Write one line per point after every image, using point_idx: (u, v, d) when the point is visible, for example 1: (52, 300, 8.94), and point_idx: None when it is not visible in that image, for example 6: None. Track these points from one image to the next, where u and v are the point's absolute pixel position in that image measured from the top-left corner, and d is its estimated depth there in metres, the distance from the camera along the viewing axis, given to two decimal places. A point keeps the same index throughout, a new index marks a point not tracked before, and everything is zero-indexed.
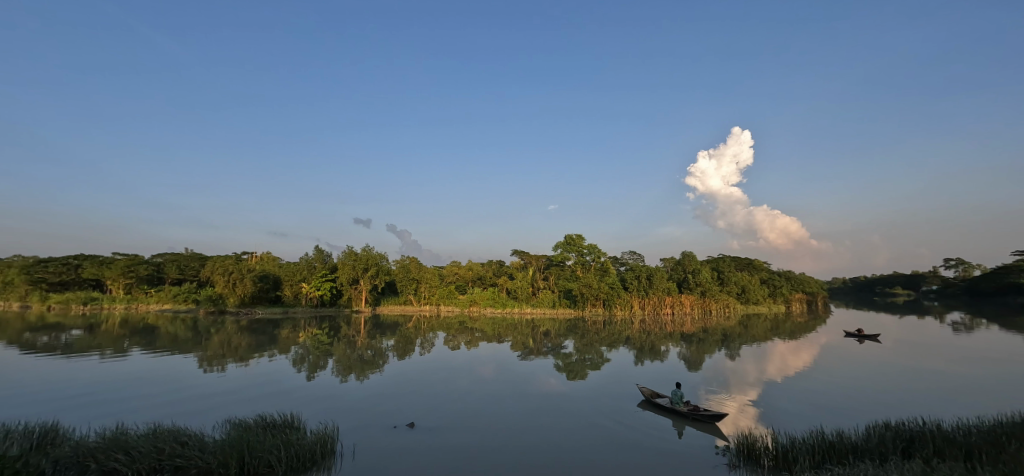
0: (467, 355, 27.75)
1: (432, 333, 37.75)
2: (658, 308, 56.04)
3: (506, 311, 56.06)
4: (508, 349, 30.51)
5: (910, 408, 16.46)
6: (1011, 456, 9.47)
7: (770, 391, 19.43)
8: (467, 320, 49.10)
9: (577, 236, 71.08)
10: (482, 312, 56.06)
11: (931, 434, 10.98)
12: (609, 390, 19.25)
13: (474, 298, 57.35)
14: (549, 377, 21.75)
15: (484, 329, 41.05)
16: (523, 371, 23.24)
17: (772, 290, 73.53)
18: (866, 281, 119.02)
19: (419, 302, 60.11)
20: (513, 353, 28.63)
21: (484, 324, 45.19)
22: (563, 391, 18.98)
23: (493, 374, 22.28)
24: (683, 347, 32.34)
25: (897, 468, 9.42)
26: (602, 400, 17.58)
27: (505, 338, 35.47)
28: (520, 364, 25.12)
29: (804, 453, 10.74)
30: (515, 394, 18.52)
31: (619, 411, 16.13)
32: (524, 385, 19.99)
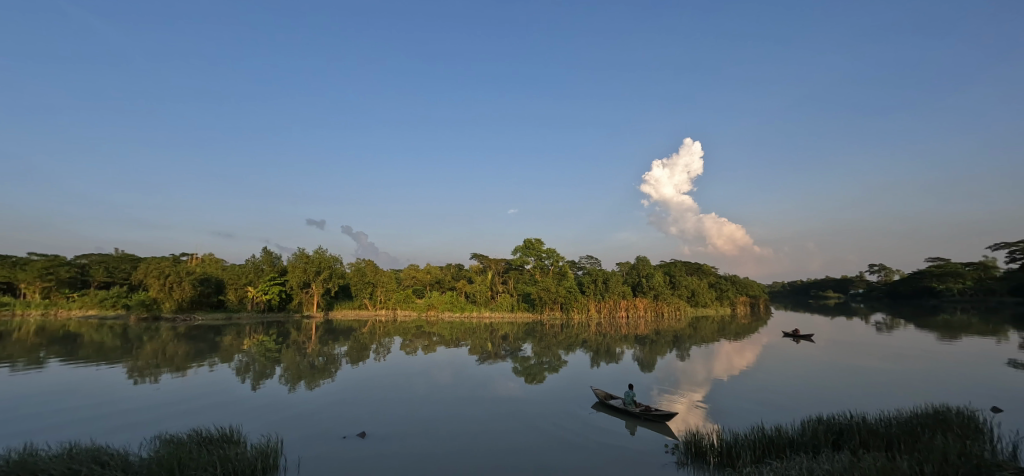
0: (424, 361, 27.45)
1: (388, 338, 37.01)
2: (614, 312, 57.55)
3: (464, 315, 55.89)
4: (466, 353, 30.47)
5: (841, 403, 17.70)
6: (925, 445, 10.37)
7: (717, 390, 20.39)
8: (424, 324, 48.47)
9: (537, 239, 71.66)
10: (440, 316, 55.62)
11: (857, 425, 11.87)
12: (564, 392, 19.61)
13: (432, 301, 56.78)
14: (507, 381, 21.92)
15: (441, 333, 40.77)
16: (480, 375, 23.26)
17: (720, 293, 77.09)
18: (802, 285, 127.40)
19: (375, 306, 59.12)
20: (471, 357, 28.60)
21: (442, 328, 44.84)
22: (520, 395, 19.14)
23: (450, 379, 22.18)
24: (638, 349, 33.34)
25: (827, 460, 10.10)
26: (558, 403, 17.88)
27: (463, 342, 35.38)
28: (478, 368, 25.18)
29: (746, 448, 11.34)
30: (472, 398, 18.54)
31: (575, 414, 16.48)
32: (481, 390, 20.02)
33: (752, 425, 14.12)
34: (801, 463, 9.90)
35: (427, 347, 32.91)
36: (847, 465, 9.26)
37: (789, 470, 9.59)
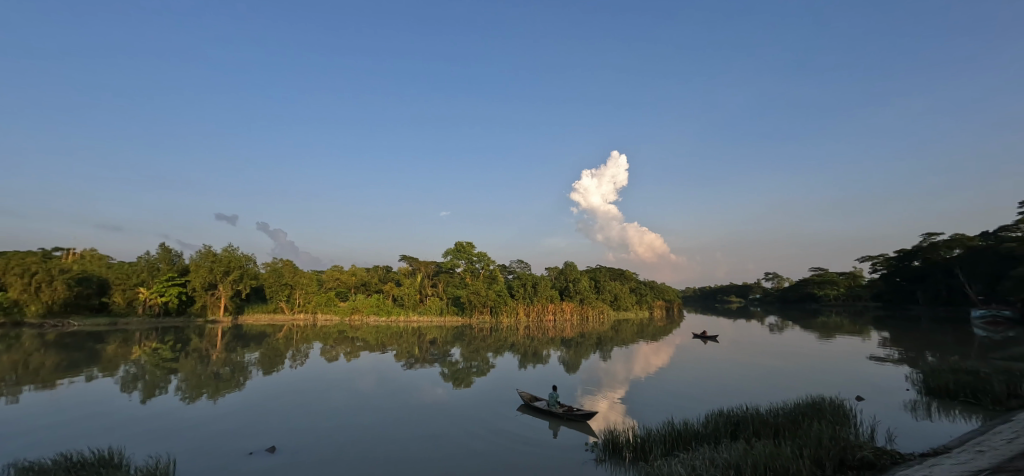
0: (345, 367, 26.50)
1: (306, 344, 35.16)
2: (542, 315, 59.04)
3: (390, 319, 54.47)
4: (391, 358, 29.77)
5: (741, 396, 19.59)
6: (804, 432, 11.82)
7: (634, 388, 21.71)
8: (346, 328, 46.64)
9: (468, 243, 71.58)
10: (364, 320, 53.80)
11: (750, 416, 13.25)
12: (489, 396, 19.87)
13: (356, 305, 54.79)
14: (434, 386, 21.81)
15: (365, 338, 39.49)
16: (404, 381, 22.89)
17: (639, 298, 81.62)
18: (710, 291, 138.79)
19: (292, 310, 55.97)
20: (397, 363, 28.04)
21: (367, 333, 43.43)
22: (444, 400, 19.12)
23: (372, 386, 21.62)
24: (563, 351, 34.52)
25: (724, 449, 11.20)
26: (482, 407, 18.10)
27: (388, 347, 34.55)
28: (403, 374, 24.75)
29: (657, 442, 12.25)
30: (393, 406, 18.20)
31: (499, 417, 16.85)
32: (405, 396, 19.74)
33: (664, 420, 15.23)
34: (703, 453, 10.88)
35: (349, 352, 31.74)
36: (740, 452, 10.33)
37: (693, 459, 10.50)
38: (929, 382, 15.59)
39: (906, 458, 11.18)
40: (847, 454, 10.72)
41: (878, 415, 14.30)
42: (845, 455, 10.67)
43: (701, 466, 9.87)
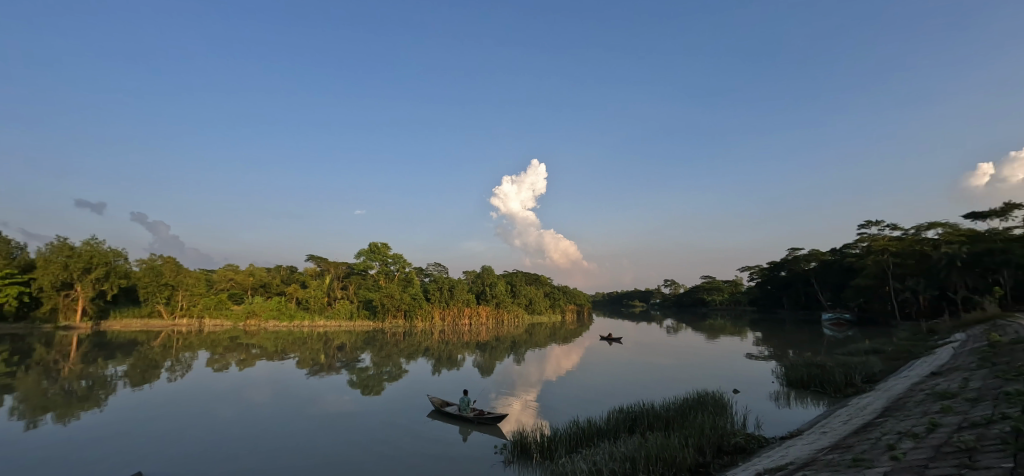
0: (237, 377, 24.52)
1: (187, 353, 31.87)
2: (457, 319, 59.10)
3: (291, 325, 51.26)
4: (292, 366, 28.05)
5: (639, 394, 21.27)
6: (689, 423, 13.19)
7: (545, 390, 22.64)
8: (240, 334, 42.97)
9: (383, 244, 69.48)
10: (262, 326, 50.01)
11: (644, 412, 14.45)
12: (399, 404, 19.59)
13: (252, 309, 50.62)
14: (340, 395, 21.06)
15: (262, 345, 36.74)
16: (306, 391, 21.74)
17: (553, 302, 84.59)
18: (617, 295, 147.78)
19: (172, 316, 50.26)
20: (300, 371, 26.51)
21: (263, 339, 40.33)
22: (351, 410, 18.54)
23: (268, 398, 20.23)
24: (478, 355, 34.87)
25: (621, 442, 12.12)
26: (392, 415, 17.83)
27: (290, 354, 32.52)
28: (305, 383, 23.47)
29: (563, 441, 12.94)
30: (290, 419, 17.20)
31: (408, 423, 16.86)
32: (306, 408, 18.78)
33: (570, 420, 16.10)
34: (603, 448, 11.62)
35: (241, 361, 29.35)
36: (636, 444, 11.20)
37: (594, 455, 11.16)
38: (789, 375, 18.15)
39: (770, 440, 12.97)
40: (723, 440, 12.19)
41: (750, 405, 16.36)
42: (722, 442, 12.10)
43: (601, 460, 10.52)
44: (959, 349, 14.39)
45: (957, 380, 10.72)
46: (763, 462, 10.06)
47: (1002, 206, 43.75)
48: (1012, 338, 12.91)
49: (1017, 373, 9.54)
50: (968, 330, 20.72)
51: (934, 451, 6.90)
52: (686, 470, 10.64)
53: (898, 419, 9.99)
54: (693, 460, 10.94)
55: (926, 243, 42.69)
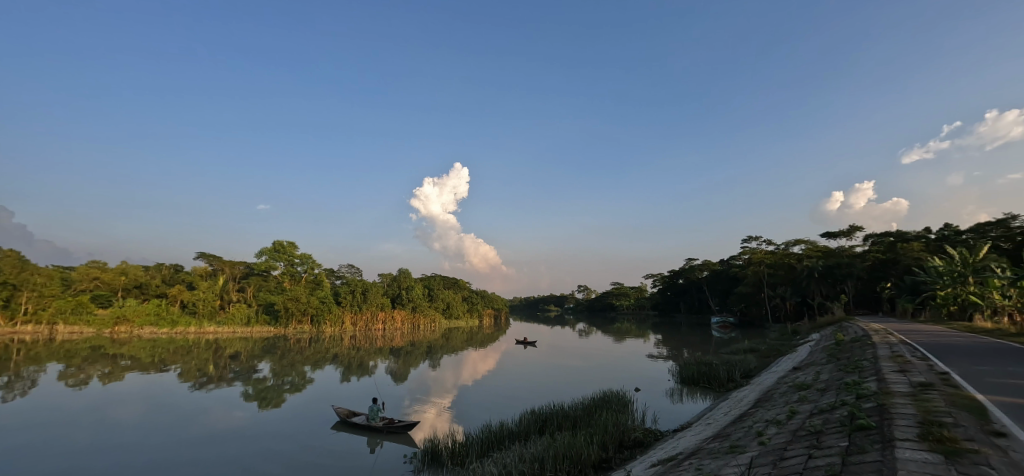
0: (101, 394, 21.67)
1: (35, 367, 27.44)
2: (370, 324, 57.33)
3: (172, 332, 44.94)
4: (173, 379, 25.38)
5: (548, 395, 22.17)
6: (594, 421, 14.10)
7: (457, 394, 22.76)
8: (106, 343, 37.72)
9: (289, 243, 65.37)
10: (135, 333, 43.19)
11: (554, 412, 15.13)
12: (299, 417, 18.44)
13: (122, 313, 43.50)
14: (232, 410, 19.45)
15: (135, 356, 32.66)
16: (188, 407, 19.75)
17: (471, 307, 84.72)
18: (532, 300, 151.94)
19: (10, 322, 41.49)
20: (182, 385, 24.00)
21: (135, 348, 35.77)
22: (244, 426, 17.19)
23: (137, 417, 18.03)
24: (391, 361, 34.06)
25: (530, 443, 12.64)
26: (292, 429, 16.89)
27: (171, 365, 29.33)
28: (187, 399, 21.28)
29: (475, 445, 13.22)
30: (164, 441, 15.42)
31: (311, 436, 16.16)
32: (186, 427, 17.02)
33: (482, 424, 16.43)
34: (514, 449, 11.99)
35: (108, 375, 25.90)
36: (545, 444, 11.74)
37: (504, 457, 11.48)
38: (682, 373, 20.02)
39: (665, 433, 14.27)
40: (624, 436, 13.20)
41: (649, 402, 17.81)
42: (623, 437, 13.10)
43: (511, 462, 10.88)
44: (815, 347, 16.92)
45: (812, 373, 12.62)
46: (657, 454, 11.07)
47: (850, 227, 51.72)
48: (853, 337, 15.48)
49: (854, 367, 11.48)
50: (821, 331, 24.31)
51: (792, 434, 8.13)
52: (591, 466, 11.38)
53: (767, 408, 11.56)
54: (596, 456, 11.72)
55: (793, 256, 49.18)
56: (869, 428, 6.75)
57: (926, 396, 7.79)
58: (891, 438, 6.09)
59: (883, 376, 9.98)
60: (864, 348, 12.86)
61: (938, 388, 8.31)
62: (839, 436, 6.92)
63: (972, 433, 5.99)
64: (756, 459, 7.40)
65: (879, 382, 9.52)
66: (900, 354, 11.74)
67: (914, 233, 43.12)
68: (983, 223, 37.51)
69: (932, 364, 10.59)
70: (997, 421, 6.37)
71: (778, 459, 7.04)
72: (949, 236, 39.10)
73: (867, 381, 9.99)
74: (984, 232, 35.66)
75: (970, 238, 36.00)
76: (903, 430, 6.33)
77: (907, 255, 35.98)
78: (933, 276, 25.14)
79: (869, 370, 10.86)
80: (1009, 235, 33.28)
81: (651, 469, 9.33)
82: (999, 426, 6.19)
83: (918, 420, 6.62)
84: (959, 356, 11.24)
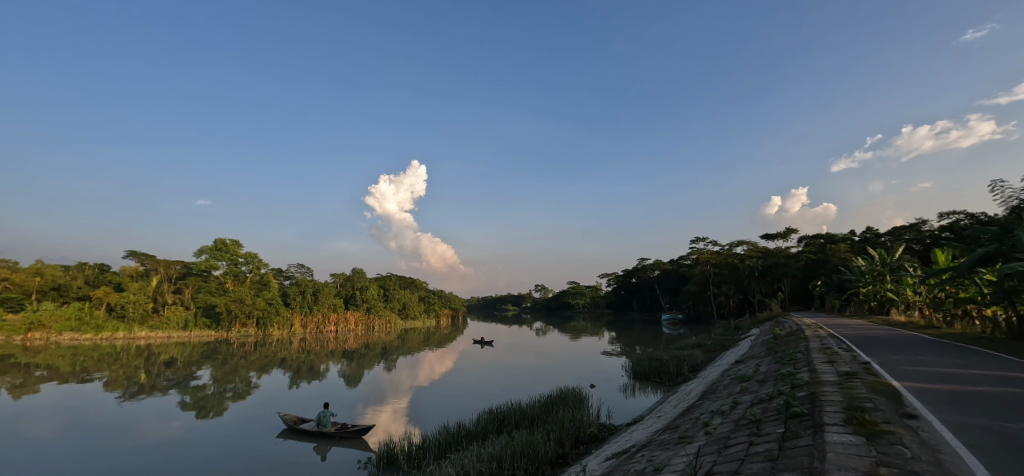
0: (13, 407, 19.94)
1: None
2: (322, 326, 55.86)
3: (96, 338, 41.79)
4: (99, 389, 23.77)
5: (505, 394, 22.42)
6: (552, 418, 14.39)
7: (414, 396, 22.65)
8: (20, 352, 34.52)
9: (232, 241, 62.23)
10: (53, 340, 39.83)
11: (511, 411, 15.32)
12: (242, 427, 17.61)
13: (37, 318, 39.67)
14: (166, 421, 18.35)
15: (53, 365, 30.25)
16: (115, 420, 18.34)
17: (427, 306, 83.68)
18: (490, 300, 153.02)
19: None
20: (108, 396, 22.25)
21: (52, 357, 33.02)
22: (180, 438, 16.31)
23: (55, 431, 16.71)
24: (343, 364, 33.20)
25: (489, 442, 12.74)
26: (233, 439, 16.27)
27: (95, 375, 27.27)
28: (117, 409, 19.99)
29: (432, 447, 13.22)
30: (84, 457, 14.34)
31: (255, 446, 15.57)
32: (110, 440, 15.98)
33: (439, 426, 16.43)
34: (471, 450, 12.08)
35: (23, 386, 23.86)
36: (503, 443, 11.93)
37: (461, 458, 11.56)
38: (635, 369, 20.88)
39: (618, 427, 14.82)
40: (580, 432, 13.58)
41: (603, 397, 18.40)
42: (579, 433, 13.47)
43: (469, 463, 10.98)
44: (755, 341, 18.09)
45: (753, 366, 13.48)
46: (611, 448, 11.50)
47: (786, 229, 55.29)
48: (788, 331, 16.74)
49: (790, 359, 12.40)
50: (761, 326, 25.99)
51: (734, 423, 8.73)
52: (548, 463, 11.60)
53: (713, 400, 12.30)
54: (553, 453, 11.98)
55: (736, 257, 51.89)
56: (803, 415, 7.38)
57: (850, 384, 8.59)
58: (821, 423, 6.70)
59: (814, 367, 10.88)
60: (799, 341, 13.88)
61: (861, 376, 9.16)
62: (776, 423, 7.53)
63: (889, 416, 6.70)
64: (704, 448, 7.90)
65: (811, 372, 10.37)
66: (830, 346, 12.77)
67: (841, 236, 46.56)
68: (899, 226, 41.18)
69: (856, 354, 11.63)
70: (909, 404, 7.16)
71: (723, 447, 7.56)
72: (870, 238, 42.83)
73: (800, 371, 10.87)
74: (900, 235, 39.27)
75: (888, 240, 39.41)
76: (831, 415, 6.99)
77: (835, 255, 39.09)
78: (856, 275, 27.38)
79: (803, 362, 11.75)
80: (920, 238, 36.83)
81: (605, 463, 9.68)
82: (911, 409, 6.95)
83: (843, 406, 7.32)
84: (880, 348, 12.30)
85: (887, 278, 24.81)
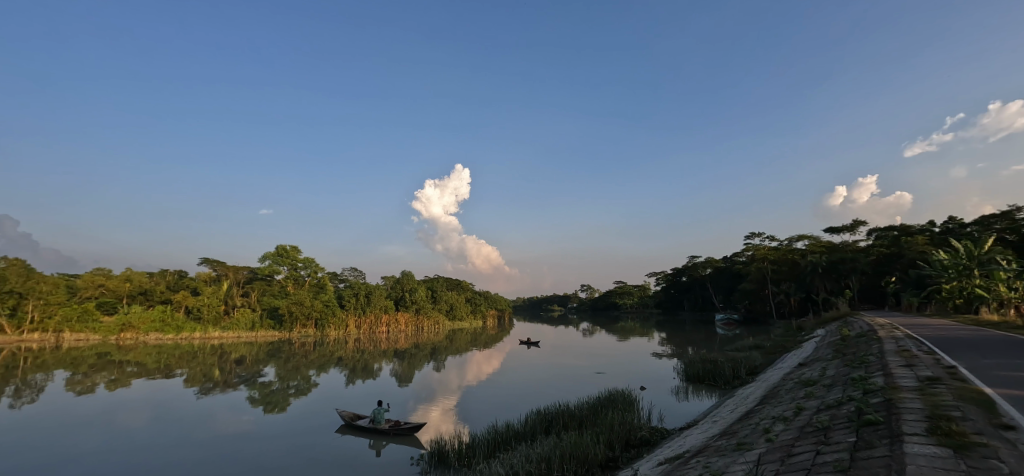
0: (107, 399, 21.84)
1: (47, 373, 27.77)
2: (374, 326, 57.64)
3: (177, 338, 45.20)
4: (179, 384, 25.66)
5: (554, 395, 22.14)
6: (601, 421, 14.01)
7: (463, 396, 22.87)
8: (115, 350, 37.93)
9: (292, 247, 65.43)
10: (141, 339, 43.38)
11: (559, 412, 15.06)
12: (303, 422, 18.45)
13: (127, 320, 43.37)
14: (237, 414, 19.48)
15: (141, 362, 32.97)
16: (193, 412, 19.70)
17: (474, 307, 84.70)
18: (536, 301, 152.68)
19: (19, 331, 40.71)
20: (187, 390, 24.02)
21: (141, 355, 35.96)
22: (249, 430, 17.21)
23: (144, 421, 18.15)
24: (395, 364, 34.09)
25: (537, 443, 12.55)
26: (296, 433, 16.95)
27: (176, 371, 29.50)
28: (195, 403, 21.45)
29: (480, 447, 13.17)
30: (164, 447, 15.35)
31: (315, 440, 16.16)
32: (189, 431, 17.11)
33: (488, 425, 16.42)
34: (520, 450, 11.97)
35: (116, 381, 26.11)
36: (551, 444, 11.73)
37: (510, 457, 11.47)
38: (688, 371, 20.05)
39: (671, 431, 14.24)
40: (630, 435, 13.15)
41: (654, 400, 17.77)
42: (629, 436, 13.05)
43: (517, 462, 10.87)
44: (821, 343, 16.89)
45: (818, 370, 12.56)
46: (665, 452, 11.04)
47: (854, 221, 51.55)
48: (858, 332, 15.46)
49: (861, 362, 11.44)
50: (826, 327, 24.36)
51: (799, 430, 8.09)
52: (597, 466, 11.29)
53: (774, 405, 11.54)
54: (603, 456, 11.66)
55: (796, 252, 48.89)
56: (877, 423, 6.72)
57: (933, 390, 7.75)
58: (898, 433, 6.05)
59: (889, 371, 9.95)
60: (870, 343, 12.81)
61: (945, 382, 8.27)
62: (846, 431, 6.90)
63: (980, 426, 5.96)
64: (764, 455, 7.38)
65: (886, 377, 9.50)
66: (907, 349, 11.68)
67: (917, 227, 42.92)
68: (986, 215, 37.44)
69: (939, 358, 10.52)
70: (1005, 414, 6.35)
71: (786, 455, 7.01)
72: (952, 228, 39.15)
73: (873, 376, 9.97)
74: (988, 224, 35.62)
75: (973, 231, 35.94)
76: (910, 424, 6.30)
77: (912, 249, 36.02)
78: (937, 269, 25.03)
79: (875, 365, 10.81)
80: (1013, 227, 33.27)
81: (658, 468, 9.27)
82: (1008, 419, 6.14)
83: (925, 414, 6.59)
84: (967, 351, 11.08)
85: (974, 274, 22.53)
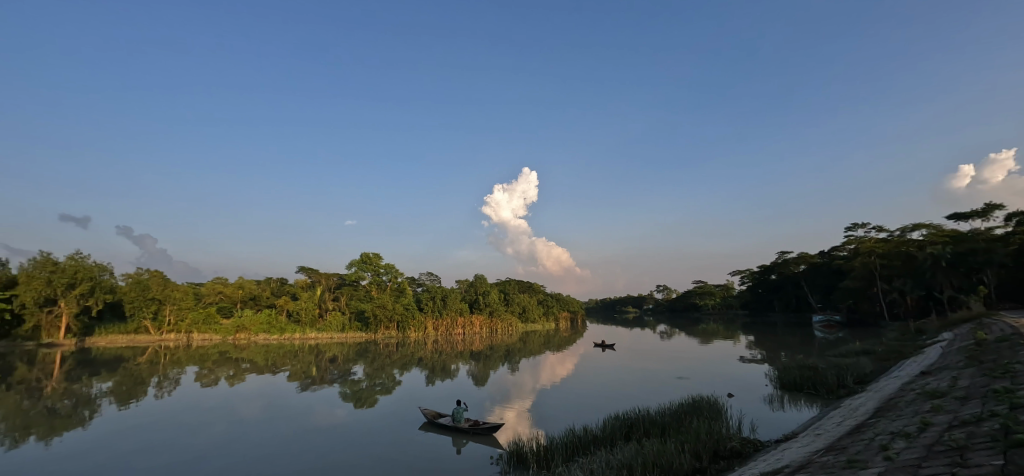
0: (225, 392, 24.32)
1: (178, 368, 31.51)
2: (451, 329, 59.30)
3: (282, 338, 49.42)
4: (283, 380, 27.96)
5: (635, 400, 21.21)
6: (686, 428, 13.09)
7: (540, 397, 22.70)
8: (231, 349, 42.26)
9: (374, 254, 69.13)
10: (253, 339, 47.91)
11: (640, 417, 14.32)
12: (391, 417, 19.22)
13: (242, 323, 48.18)
14: (332, 409, 20.75)
15: (252, 359, 36.41)
16: (295, 405, 21.27)
17: (546, 309, 84.50)
18: (609, 303, 149.44)
19: (160, 331, 47.23)
20: (290, 386, 26.07)
21: (253, 353, 39.72)
22: (342, 424, 18.19)
23: (258, 413, 19.89)
24: (472, 365, 34.79)
25: (617, 449, 11.96)
26: (383, 428, 17.63)
27: (280, 368, 32.29)
28: (297, 397, 23.18)
29: (559, 450, 12.82)
30: (272, 436, 16.64)
31: (400, 435, 16.67)
32: (293, 422, 18.43)
33: (565, 429, 16.01)
34: (600, 455, 11.49)
35: (233, 376, 29.04)
36: (632, 450, 11.11)
37: (589, 462, 11.04)
38: (783, 378, 18.30)
39: (766, 444, 12.98)
40: (719, 445, 12.14)
41: (745, 409, 16.37)
42: (718, 447, 12.05)
43: (597, 468, 10.41)
44: (948, 348, 14.62)
45: (947, 380, 10.81)
46: (759, 466, 10.02)
47: (985, 206, 44.65)
48: (996, 336, 13.16)
49: (1004, 371, 9.67)
50: (954, 329, 21.19)
51: (926, 449, 6.90)
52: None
53: (891, 419, 10.08)
54: (689, 465, 10.84)
55: (912, 243, 43.03)
56: None
57: None
58: None
59: None
60: (1015, 349, 10.81)
61: None
62: (991, 452, 5.74)
63: None
64: None
65: None
66: None
67: None
68: None
69: None
70: None
71: None
72: None
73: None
74: None
75: None
76: None
77: None
78: None
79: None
80: None
81: None
82: None
83: None
84: None
85: None
